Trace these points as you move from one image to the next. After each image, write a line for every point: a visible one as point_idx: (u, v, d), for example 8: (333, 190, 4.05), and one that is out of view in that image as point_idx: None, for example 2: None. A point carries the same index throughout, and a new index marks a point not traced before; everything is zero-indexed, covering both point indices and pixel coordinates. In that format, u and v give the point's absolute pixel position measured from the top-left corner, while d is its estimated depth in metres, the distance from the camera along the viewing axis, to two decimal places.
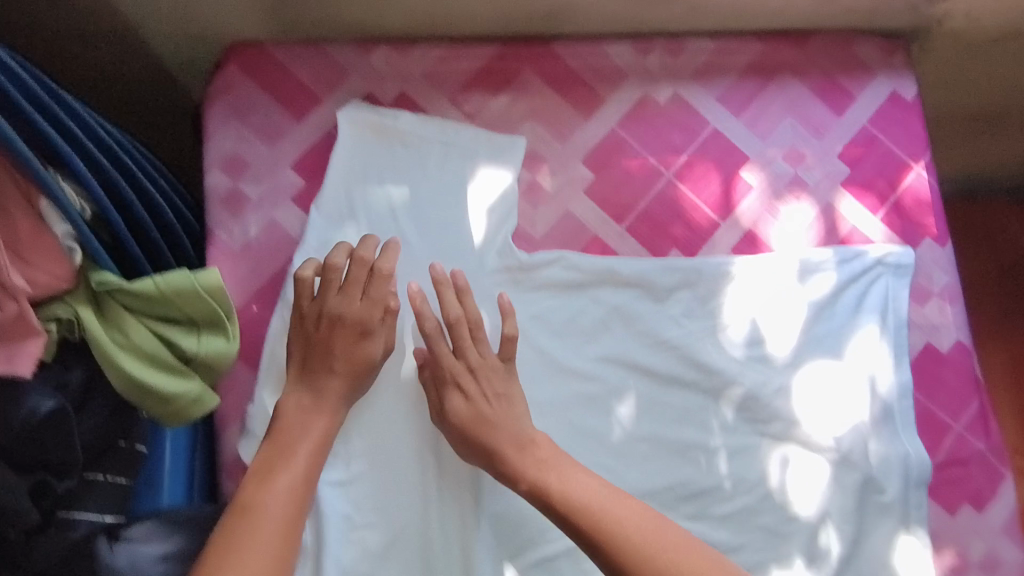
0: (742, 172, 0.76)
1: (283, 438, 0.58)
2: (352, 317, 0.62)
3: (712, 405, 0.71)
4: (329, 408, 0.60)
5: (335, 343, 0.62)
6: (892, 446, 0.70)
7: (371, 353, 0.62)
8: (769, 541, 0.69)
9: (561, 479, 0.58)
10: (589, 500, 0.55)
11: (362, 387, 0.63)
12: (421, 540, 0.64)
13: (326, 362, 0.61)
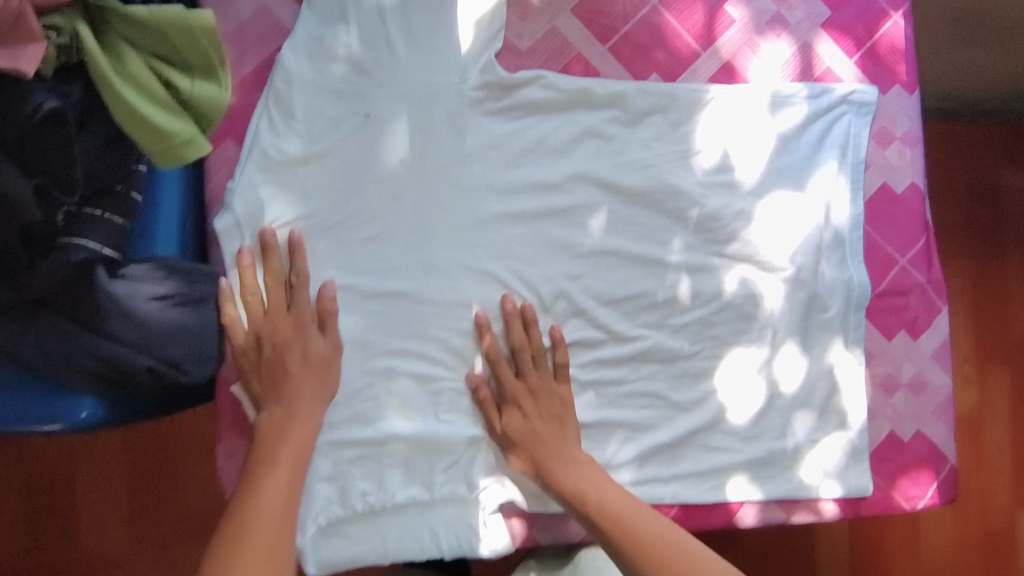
0: (726, 6, 0.78)
1: (268, 443, 0.62)
2: (291, 322, 0.67)
3: (676, 224, 0.75)
4: (304, 409, 0.65)
5: (286, 353, 0.65)
6: (838, 269, 0.76)
7: (322, 351, 0.67)
8: (719, 349, 0.76)
9: (581, 472, 0.67)
10: (602, 493, 0.65)
11: (329, 380, 0.67)
12: (402, 317, 0.70)
13: (283, 372, 0.65)
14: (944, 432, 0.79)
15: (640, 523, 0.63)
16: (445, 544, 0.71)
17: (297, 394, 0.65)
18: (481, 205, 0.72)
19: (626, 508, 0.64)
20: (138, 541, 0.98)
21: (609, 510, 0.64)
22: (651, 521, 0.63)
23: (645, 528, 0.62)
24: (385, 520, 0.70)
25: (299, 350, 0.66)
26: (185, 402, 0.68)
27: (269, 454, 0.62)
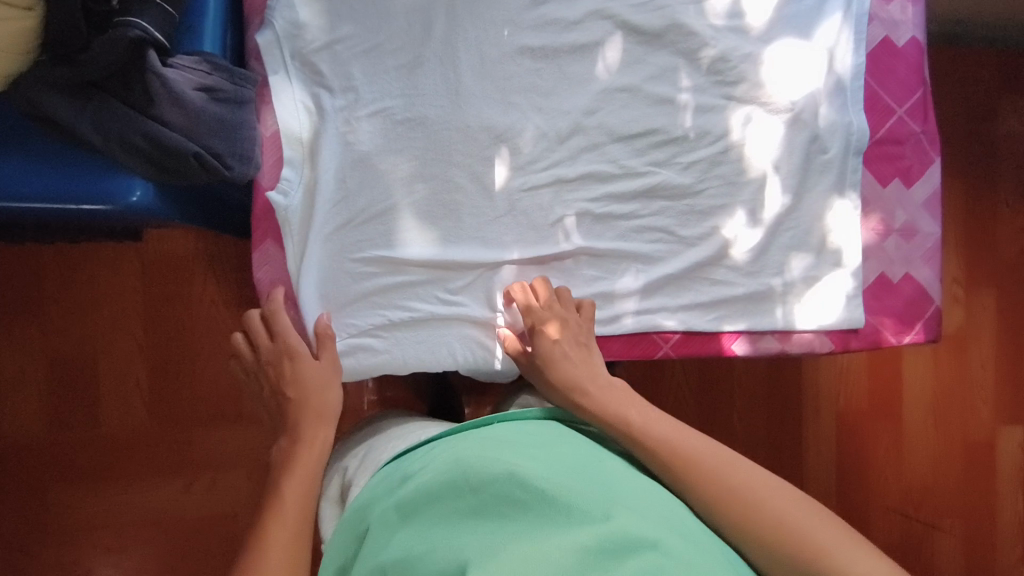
0: None
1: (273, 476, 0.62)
2: (289, 348, 0.69)
3: (686, 65, 0.79)
4: (308, 435, 0.65)
5: (288, 381, 0.68)
6: (839, 112, 0.81)
7: (322, 372, 0.69)
8: (725, 189, 0.80)
9: (600, 396, 0.67)
10: (649, 421, 0.62)
11: (330, 405, 0.68)
12: (426, 142, 0.74)
13: (289, 399, 0.68)
14: (931, 275, 0.84)
15: (670, 436, 0.60)
16: (460, 359, 0.75)
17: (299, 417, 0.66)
18: (504, 38, 0.75)
19: (708, 454, 0.58)
20: (156, 415, 1.14)
21: (637, 424, 0.62)
22: (683, 435, 0.60)
23: (678, 441, 0.59)
24: (402, 334, 0.74)
25: (305, 373, 0.69)
26: (219, 197, 0.73)
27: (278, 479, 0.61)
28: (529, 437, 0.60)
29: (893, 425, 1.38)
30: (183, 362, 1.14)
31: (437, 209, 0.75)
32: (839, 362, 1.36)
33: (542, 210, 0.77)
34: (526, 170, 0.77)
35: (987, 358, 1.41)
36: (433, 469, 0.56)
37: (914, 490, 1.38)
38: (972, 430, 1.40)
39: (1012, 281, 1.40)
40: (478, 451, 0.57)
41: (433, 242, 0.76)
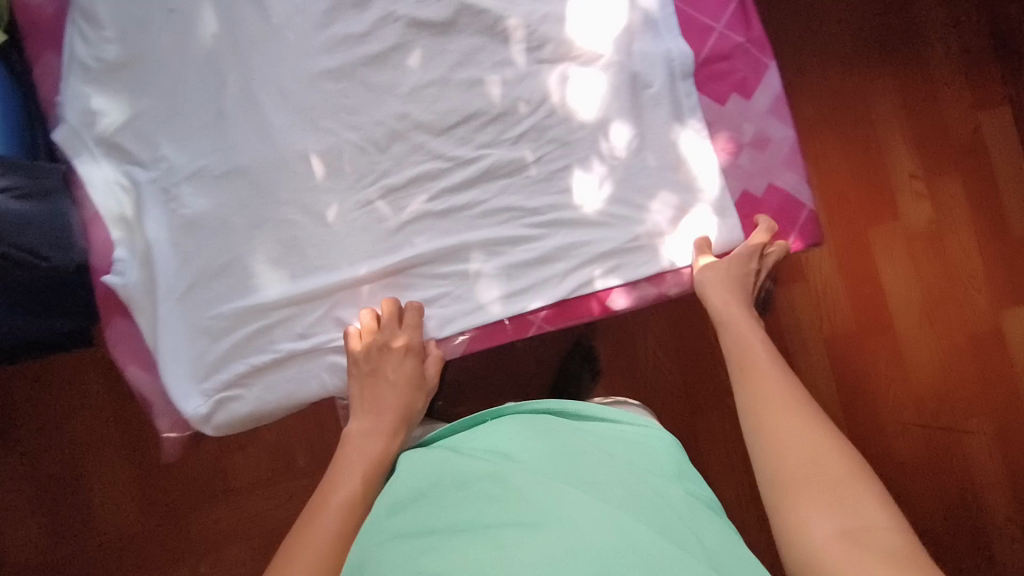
0: None
1: (342, 459, 0.67)
2: (398, 345, 0.75)
3: (489, 43, 0.79)
4: (387, 425, 0.70)
5: (384, 366, 0.74)
6: (656, 44, 0.80)
7: (413, 369, 0.75)
8: (562, 150, 0.79)
9: (749, 339, 0.71)
10: (771, 382, 0.64)
11: (416, 400, 0.75)
12: (248, 186, 0.75)
13: (383, 385, 0.73)
14: (796, 180, 0.82)
15: (762, 389, 0.64)
16: (332, 386, 0.77)
17: (382, 404, 0.72)
18: (298, 69, 0.76)
19: (791, 428, 0.59)
20: (144, 513, 1.15)
21: (756, 371, 0.66)
22: (774, 387, 0.63)
23: (765, 393, 0.63)
24: (270, 377, 0.76)
25: (395, 364, 0.74)
26: None
27: (346, 463, 0.67)
28: (523, 429, 0.63)
29: (886, 340, 1.31)
30: (152, 455, 1.15)
31: (278, 246, 0.76)
32: (812, 287, 1.31)
33: (381, 220, 0.78)
34: (355, 187, 0.77)
35: (969, 245, 1.32)
36: (443, 466, 0.58)
37: (925, 399, 1.30)
38: (973, 322, 1.31)
39: (972, 160, 1.33)
40: (487, 451, 0.60)
41: (283, 280, 0.76)
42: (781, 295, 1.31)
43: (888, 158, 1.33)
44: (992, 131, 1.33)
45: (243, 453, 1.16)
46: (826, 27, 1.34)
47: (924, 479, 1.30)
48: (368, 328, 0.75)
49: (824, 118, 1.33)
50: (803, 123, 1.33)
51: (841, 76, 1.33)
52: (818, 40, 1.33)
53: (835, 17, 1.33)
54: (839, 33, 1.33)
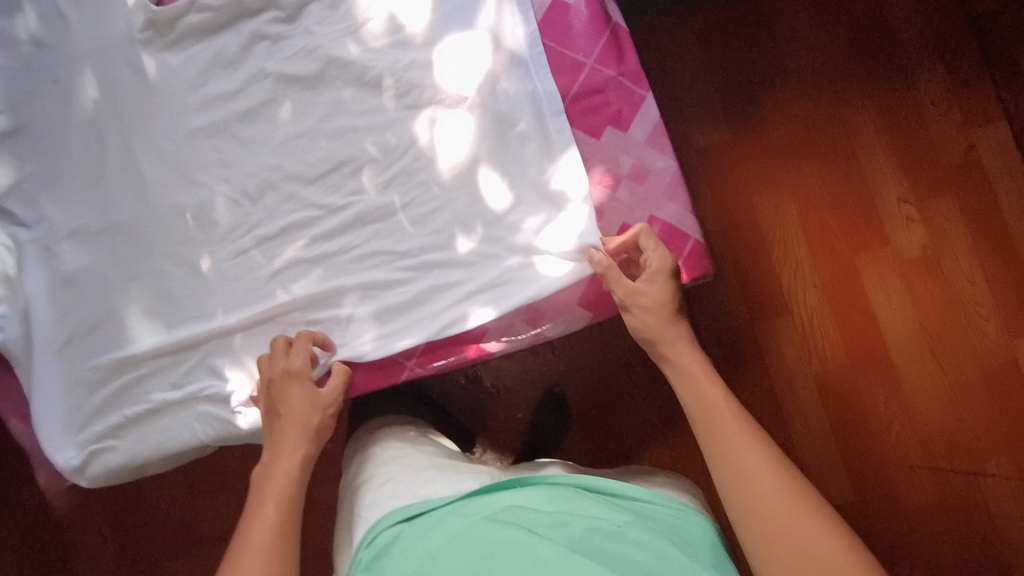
0: None
1: (255, 489, 0.67)
2: (288, 372, 0.73)
3: (357, 92, 0.80)
4: (290, 450, 0.69)
5: (279, 396, 0.72)
6: (522, 84, 0.80)
7: (308, 392, 0.73)
8: (429, 193, 0.79)
9: (703, 388, 0.69)
10: (738, 440, 0.63)
11: (321, 423, 0.73)
12: (125, 241, 0.79)
13: (280, 414, 0.72)
14: (678, 211, 0.80)
15: (741, 452, 0.63)
16: (204, 436, 0.77)
17: (282, 436, 0.70)
18: (173, 128, 0.79)
19: (774, 494, 0.59)
20: None
21: (721, 428, 0.65)
22: (754, 455, 0.62)
23: (746, 463, 0.62)
24: (143, 428, 0.77)
25: (291, 393, 0.72)
26: None
27: (259, 495, 0.66)
28: (549, 506, 0.60)
29: (885, 376, 1.19)
30: (119, 507, 1.13)
31: (153, 297, 0.78)
32: (798, 322, 1.20)
33: (254, 269, 0.79)
34: (229, 238, 0.79)
35: (973, 270, 1.20)
36: (454, 537, 0.57)
37: (934, 441, 1.17)
38: (982, 354, 1.18)
39: (966, 182, 1.22)
40: (502, 513, 0.59)
41: (158, 331, 0.78)
42: (762, 332, 1.20)
43: (873, 182, 1.23)
44: (988, 151, 1.22)
45: (211, 505, 1.12)
46: (793, 43, 1.25)
47: (940, 530, 1.16)
48: (266, 361, 0.74)
49: (799, 143, 1.24)
50: (776, 150, 1.24)
51: (815, 101, 1.24)
52: (786, 58, 1.25)
53: (803, 40, 1.25)
54: (810, 49, 1.25)
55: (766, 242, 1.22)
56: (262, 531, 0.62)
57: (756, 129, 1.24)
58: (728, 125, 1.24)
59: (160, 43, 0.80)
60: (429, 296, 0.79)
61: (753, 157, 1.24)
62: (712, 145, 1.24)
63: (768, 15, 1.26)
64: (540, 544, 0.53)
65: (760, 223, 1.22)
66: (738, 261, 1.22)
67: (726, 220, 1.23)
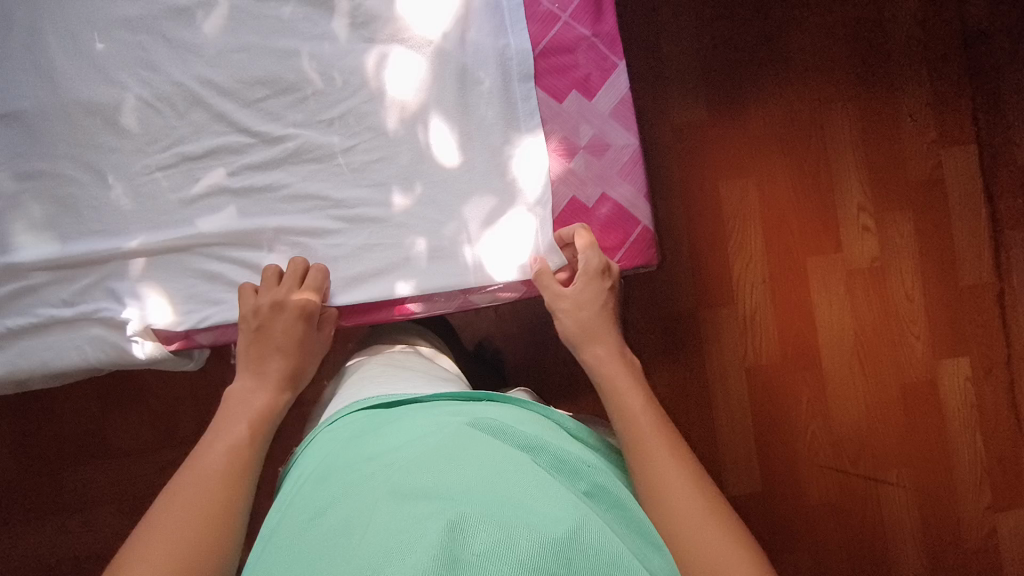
0: None
1: (229, 405, 0.66)
2: (292, 303, 0.69)
3: (309, 10, 0.75)
4: (272, 384, 0.68)
5: (275, 327, 0.69)
6: (495, 37, 0.77)
7: (307, 328, 0.71)
8: (375, 138, 0.75)
9: (627, 391, 0.66)
10: (652, 446, 0.60)
11: (306, 365, 0.72)
12: (22, 134, 0.71)
13: (269, 347, 0.69)
14: (631, 192, 0.78)
15: (660, 464, 0.58)
16: (95, 360, 0.72)
17: (268, 368, 0.69)
18: (94, 13, 0.72)
19: (682, 500, 0.55)
20: (18, 507, 1.06)
21: (636, 426, 0.62)
22: (663, 451, 0.59)
23: (660, 464, 0.58)
24: (26, 343, 0.71)
25: (285, 326, 0.69)
26: None
27: (231, 411, 0.65)
28: (527, 429, 0.57)
29: (813, 379, 1.21)
30: (11, 414, 1.07)
31: (48, 200, 0.72)
32: (741, 314, 1.20)
33: (169, 191, 0.73)
34: (145, 150, 0.73)
35: (915, 287, 1.22)
36: (400, 443, 0.54)
37: (845, 443, 1.21)
38: (905, 369, 1.21)
39: (927, 199, 1.22)
40: (482, 428, 0.55)
41: (53, 242, 0.72)
42: (704, 320, 1.20)
43: (838, 185, 1.21)
44: (952, 170, 1.22)
45: (115, 423, 1.07)
46: (786, 28, 1.21)
47: (837, 528, 1.20)
48: (266, 285, 0.71)
49: (775, 135, 1.21)
50: (753, 138, 1.20)
51: (798, 93, 1.21)
52: (780, 40, 1.21)
53: (801, 31, 1.21)
54: (806, 31, 1.21)
55: (724, 231, 1.20)
56: (227, 440, 0.61)
57: (738, 115, 1.20)
58: (709, 105, 1.20)
59: None
60: (361, 286, 0.75)
61: (730, 143, 1.20)
62: (689, 122, 1.20)
63: None
64: (526, 468, 0.50)
65: (721, 211, 1.20)
66: (693, 248, 1.20)
67: (690, 204, 1.20)
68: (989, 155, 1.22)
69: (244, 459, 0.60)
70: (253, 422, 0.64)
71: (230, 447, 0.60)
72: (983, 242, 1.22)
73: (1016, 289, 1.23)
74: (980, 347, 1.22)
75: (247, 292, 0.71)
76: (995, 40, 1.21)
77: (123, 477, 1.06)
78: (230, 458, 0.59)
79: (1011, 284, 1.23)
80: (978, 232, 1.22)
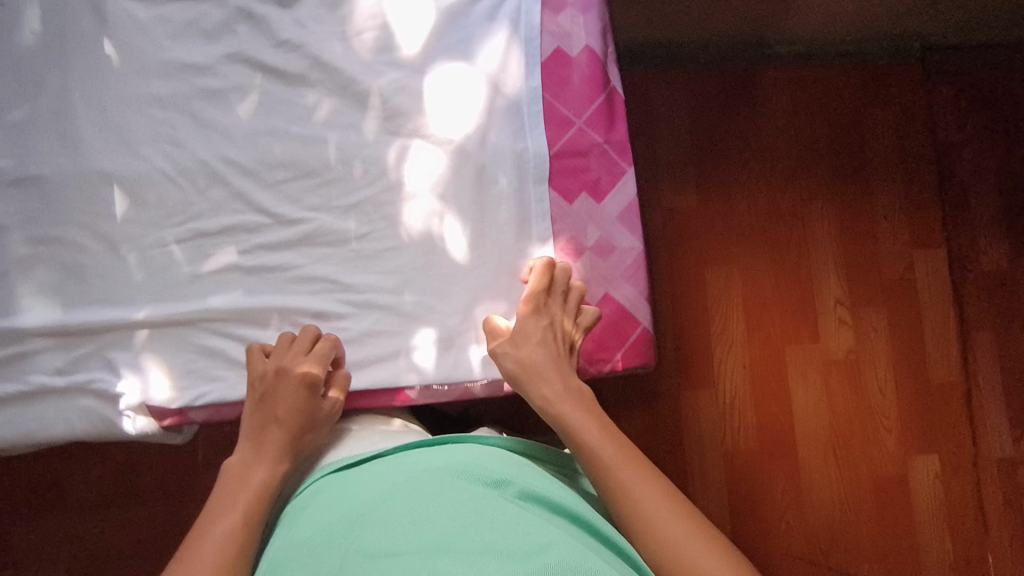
0: None
1: (228, 483, 0.64)
2: (295, 371, 0.69)
3: (335, 99, 0.78)
4: (269, 458, 0.66)
5: (279, 394, 0.68)
6: (514, 139, 0.80)
7: (311, 400, 0.69)
8: (389, 229, 0.77)
9: (588, 426, 0.66)
10: (623, 476, 0.61)
11: (308, 437, 0.69)
12: (39, 201, 0.72)
13: (272, 417, 0.68)
14: (633, 293, 0.80)
15: (636, 490, 0.60)
16: (83, 433, 0.70)
17: (267, 441, 0.67)
18: (125, 88, 0.75)
19: (664, 521, 0.57)
20: None
21: (604, 459, 0.63)
22: (635, 477, 0.61)
23: (638, 492, 0.60)
24: (13, 411, 0.69)
25: (288, 395, 0.68)
26: None
27: (230, 491, 0.63)
28: (492, 466, 0.59)
29: (789, 467, 1.22)
30: None
31: (55, 266, 0.72)
32: (721, 399, 1.22)
33: (179, 266, 0.73)
34: (161, 223, 0.74)
35: (887, 381, 1.25)
36: (369, 495, 0.55)
37: (818, 534, 1.21)
38: (877, 461, 1.23)
39: (900, 299, 1.27)
40: (449, 470, 0.57)
41: (54, 307, 0.71)
42: (685, 404, 1.22)
43: (818, 280, 1.26)
44: (924, 272, 1.27)
45: (81, 486, 1.02)
46: (775, 131, 1.28)
47: None
48: (273, 352, 0.71)
49: (760, 226, 1.26)
50: (739, 228, 1.26)
51: (783, 189, 1.27)
52: (768, 142, 1.28)
53: (786, 134, 1.28)
54: (789, 129, 1.28)
55: (708, 316, 1.24)
56: (221, 528, 0.60)
57: (725, 204, 1.26)
58: (698, 194, 1.26)
59: None
60: (362, 371, 0.75)
61: (717, 231, 1.25)
62: (679, 209, 1.25)
63: (758, 97, 1.29)
64: (493, 506, 0.52)
65: (706, 299, 1.24)
66: (678, 333, 1.23)
67: (678, 290, 1.24)
68: (959, 261, 1.28)
69: (239, 547, 0.58)
70: (248, 502, 0.62)
71: (223, 535, 0.59)
72: (953, 342, 1.27)
73: (982, 390, 1.26)
74: (949, 442, 1.24)
75: (256, 351, 0.71)
76: (963, 153, 1.29)
77: (84, 545, 1.01)
78: (223, 549, 0.58)
79: (978, 384, 1.26)
80: (947, 331, 1.26)
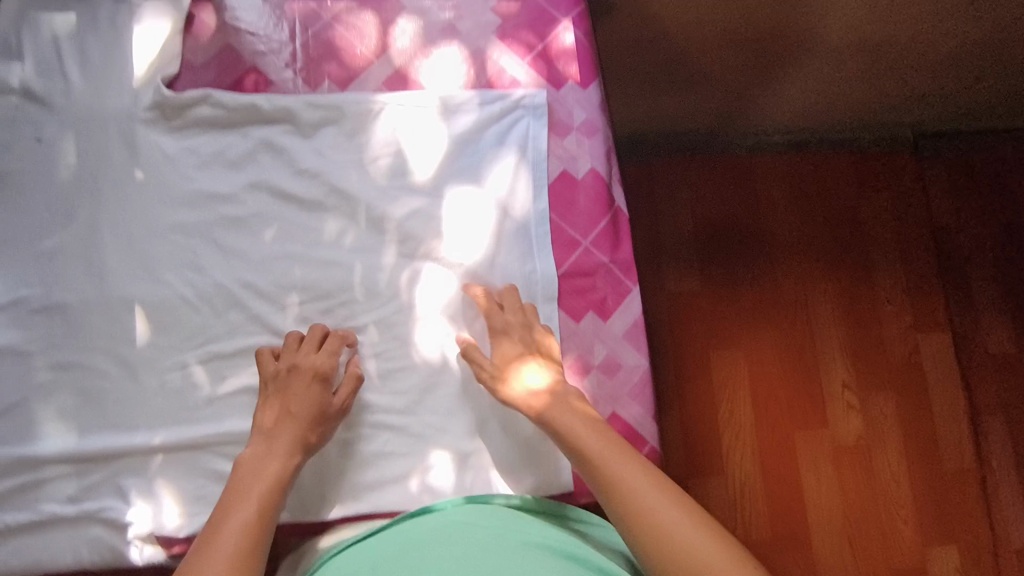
0: (399, 22, 0.89)
1: (239, 478, 0.68)
2: (306, 365, 0.74)
3: (350, 223, 0.81)
4: (282, 451, 0.70)
5: (290, 391, 0.73)
6: (522, 262, 0.83)
7: (322, 398, 0.73)
8: (400, 349, 0.79)
9: (582, 431, 0.70)
10: (623, 476, 0.66)
11: (319, 434, 0.73)
12: (62, 327, 0.75)
13: (283, 411, 0.72)
14: (641, 413, 0.81)
15: (636, 487, 0.65)
16: (91, 563, 0.70)
17: (278, 438, 0.71)
18: (150, 217, 0.78)
19: (666, 516, 0.63)
20: None
21: (604, 460, 0.68)
22: (633, 473, 0.66)
23: (639, 496, 0.65)
24: (23, 541, 0.69)
25: (300, 390, 0.73)
26: None
27: (241, 486, 0.67)
28: (488, 526, 0.68)
29: (804, 559, 1.16)
30: None
31: (73, 391, 0.73)
32: (731, 485, 1.19)
33: (193, 390, 0.75)
34: (179, 347, 0.75)
35: (899, 467, 1.22)
36: (386, 556, 0.64)
37: None
38: (895, 553, 1.17)
39: (907, 383, 1.25)
40: (450, 531, 0.67)
41: (70, 433, 0.72)
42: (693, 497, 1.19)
43: (823, 364, 1.25)
44: (930, 357, 1.27)
45: None
46: (776, 220, 1.31)
47: None
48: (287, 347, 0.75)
49: (763, 309, 1.27)
50: (742, 310, 1.27)
51: (784, 272, 1.29)
52: (768, 227, 1.31)
53: (786, 220, 1.31)
54: (788, 211, 1.32)
55: (715, 399, 1.23)
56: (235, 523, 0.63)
57: (729, 287, 1.28)
58: (702, 278, 1.28)
59: (161, 126, 0.81)
60: (371, 495, 0.75)
61: (720, 314, 1.27)
62: (683, 293, 1.27)
63: (758, 187, 1.32)
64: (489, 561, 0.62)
65: (712, 385, 1.23)
66: (685, 421, 1.22)
67: (685, 376, 1.24)
68: (963, 345, 1.27)
69: (255, 547, 0.62)
70: (262, 495, 0.66)
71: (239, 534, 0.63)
72: (964, 428, 1.24)
73: (997, 479, 1.22)
74: (967, 533, 1.19)
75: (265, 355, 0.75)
76: (960, 238, 1.31)
77: None
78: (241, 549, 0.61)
79: (992, 473, 1.22)
80: (957, 416, 1.24)
